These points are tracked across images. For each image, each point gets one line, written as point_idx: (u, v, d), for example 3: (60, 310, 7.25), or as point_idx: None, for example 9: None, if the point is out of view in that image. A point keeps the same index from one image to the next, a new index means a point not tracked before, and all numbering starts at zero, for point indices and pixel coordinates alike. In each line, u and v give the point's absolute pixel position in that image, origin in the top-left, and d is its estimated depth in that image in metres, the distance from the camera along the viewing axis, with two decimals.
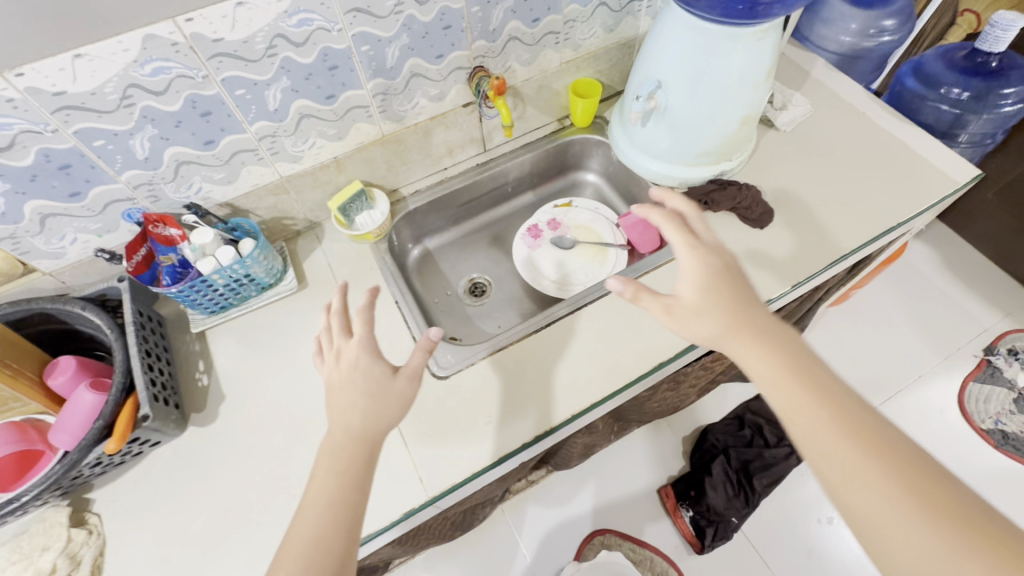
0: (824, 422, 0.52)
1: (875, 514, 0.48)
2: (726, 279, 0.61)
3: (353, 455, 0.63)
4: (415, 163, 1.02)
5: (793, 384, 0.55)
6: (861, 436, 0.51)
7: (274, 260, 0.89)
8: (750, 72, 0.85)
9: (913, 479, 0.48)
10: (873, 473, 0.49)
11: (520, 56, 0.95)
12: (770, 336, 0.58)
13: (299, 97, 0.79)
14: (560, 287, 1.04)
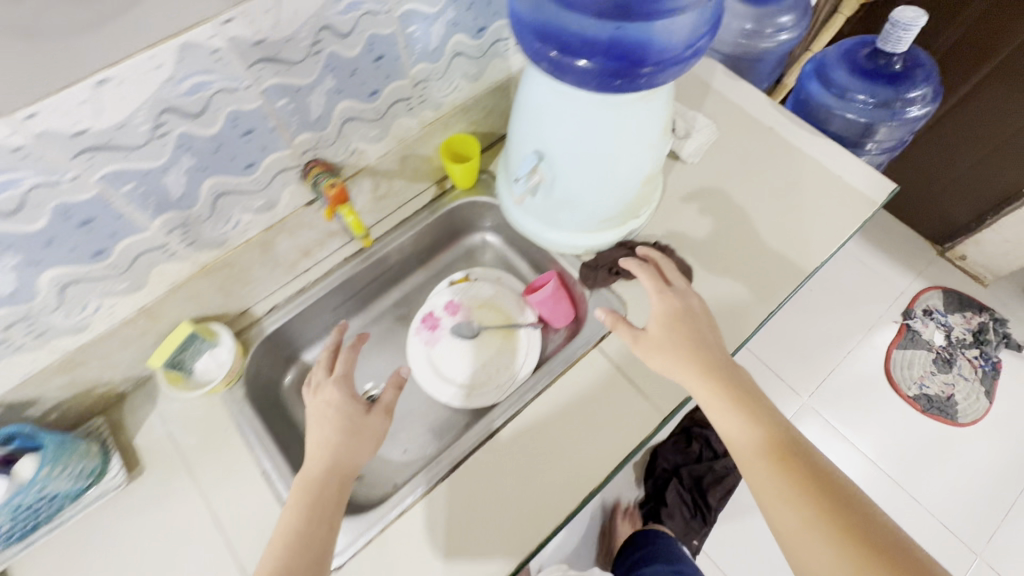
0: (750, 434, 0.61)
1: (783, 507, 0.56)
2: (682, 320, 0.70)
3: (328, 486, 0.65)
4: (262, 278, 0.81)
5: (729, 393, 0.64)
6: (787, 453, 0.59)
7: (81, 459, 0.67)
8: (642, 134, 0.70)
9: (816, 482, 0.56)
10: (778, 477, 0.57)
11: (366, 134, 0.75)
12: (723, 378, 0.65)
13: (48, 268, 0.56)
14: (470, 391, 0.88)
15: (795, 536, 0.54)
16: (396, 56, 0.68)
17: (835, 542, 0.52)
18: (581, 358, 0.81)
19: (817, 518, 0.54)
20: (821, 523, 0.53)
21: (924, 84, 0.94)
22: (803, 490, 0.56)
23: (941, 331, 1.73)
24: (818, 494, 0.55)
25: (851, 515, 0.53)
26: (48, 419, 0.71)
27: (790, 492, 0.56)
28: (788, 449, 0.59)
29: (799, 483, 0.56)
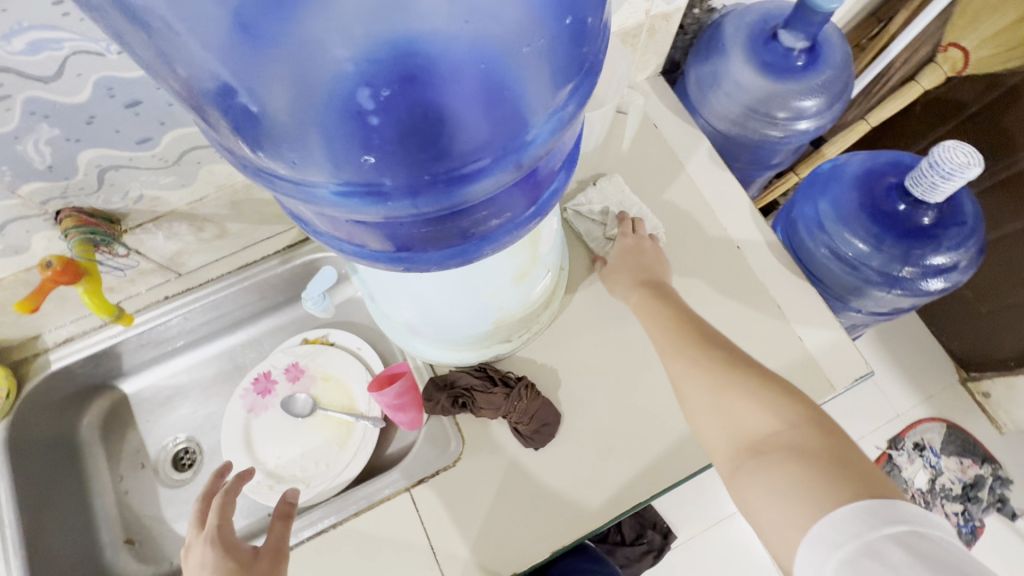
0: (675, 335, 0.58)
1: (693, 377, 0.54)
2: (644, 259, 0.69)
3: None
4: (45, 310, 0.69)
5: (663, 302, 0.62)
6: (705, 341, 0.56)
7: None
8: (471, 286, 0.52)
9: (730, 360, 0.53)
10: (692, 357, 0.55)
11: (155, 182, 0.58)
12: (664, 300, 0.63)
13: None
14: (275, 483, 0.75)
15: (698, 410, 0.52)
16: (167, 105, 0.50)
17: (733, 405, 0.49)
18: (387, 497, 0.66)
19: (720, 396, 0.51)
20: (720, 386, 0.51)
21: (952, 250, 0.68)
22: (718, 364, 0.53)
23: (927, 474, 1.23)
24: (727, 367, 0.52)
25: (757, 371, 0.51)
26: None
27: (700, 369, 0.53)
28: (708, 345, 0.56)
29: (713, 364, 0.53)
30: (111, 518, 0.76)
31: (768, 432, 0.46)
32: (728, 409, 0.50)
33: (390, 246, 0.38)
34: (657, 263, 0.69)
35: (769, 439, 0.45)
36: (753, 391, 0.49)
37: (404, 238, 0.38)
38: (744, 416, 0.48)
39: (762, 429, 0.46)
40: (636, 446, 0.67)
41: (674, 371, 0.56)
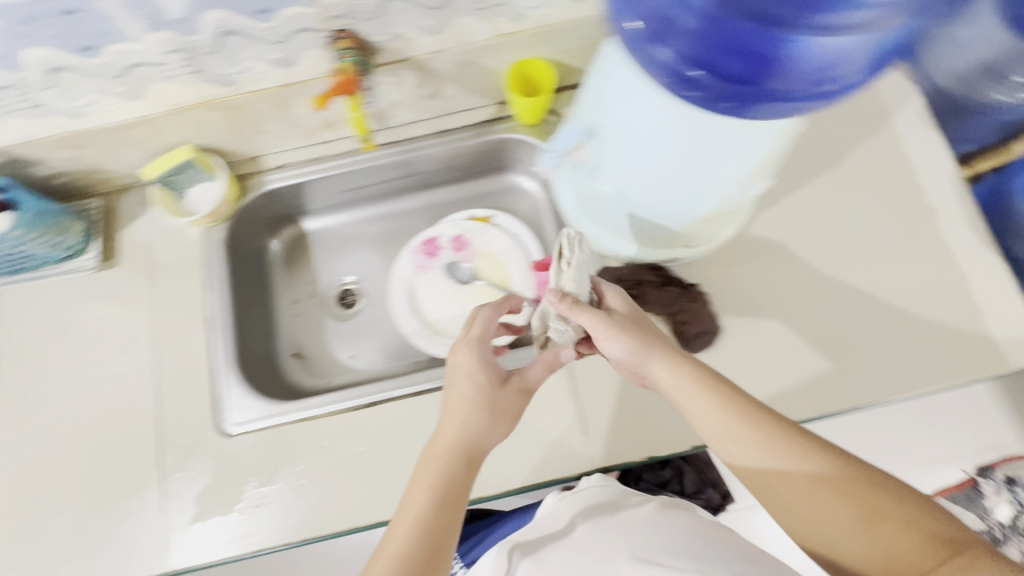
0: (720, 415, 0.52)
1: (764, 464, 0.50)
2: (634, 327, 0.58)
3: (423, 498, 0.51)
4: (276, 133, 0.76)
5: (701, 389, 0.53)
6: (730, 395, 0.53)
7: (60, 232, 0.71)
8: (716, 167, 0.54)
9: (785, 439, 0.50)
10: (757, 441, 0.50)
11: (417, 22, 0.62)
12: (657, 350, 0.56)
13: (32, 44, 0.53)
14: (431, 334, 0.83)
15: (790, 516, 0.49)
16: None
17: (844, 513, 0.46)
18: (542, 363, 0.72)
19: (813, 488, 0.48)
20: (807, 473, 0.48)
21: None
22: (795, 449, 0.49)
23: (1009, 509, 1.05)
24: (797, 452, 0.49)
25: (806, 440, 0.50)
26: (53, 182, 0.75)
27: (770, 450, 0.50)
28: (769, 447, 0.50)
29: (780, 437, 0.50)
30: (284, 332, 0.86)
31: (898, 547, 0.44)
32: (827, 511, 0.47)
33: (689, 64, 0.43)
34: (648, 326, 0.59)
35: (908, 557, 0.44)
36: (848, 489, 0.47)
37: (706, 62, 0.42)
38: (853, 516, 0.46)
39: (896, 545, 0.44)
40: (789, 374, 0.68)
41: (741, 468, 0.52)
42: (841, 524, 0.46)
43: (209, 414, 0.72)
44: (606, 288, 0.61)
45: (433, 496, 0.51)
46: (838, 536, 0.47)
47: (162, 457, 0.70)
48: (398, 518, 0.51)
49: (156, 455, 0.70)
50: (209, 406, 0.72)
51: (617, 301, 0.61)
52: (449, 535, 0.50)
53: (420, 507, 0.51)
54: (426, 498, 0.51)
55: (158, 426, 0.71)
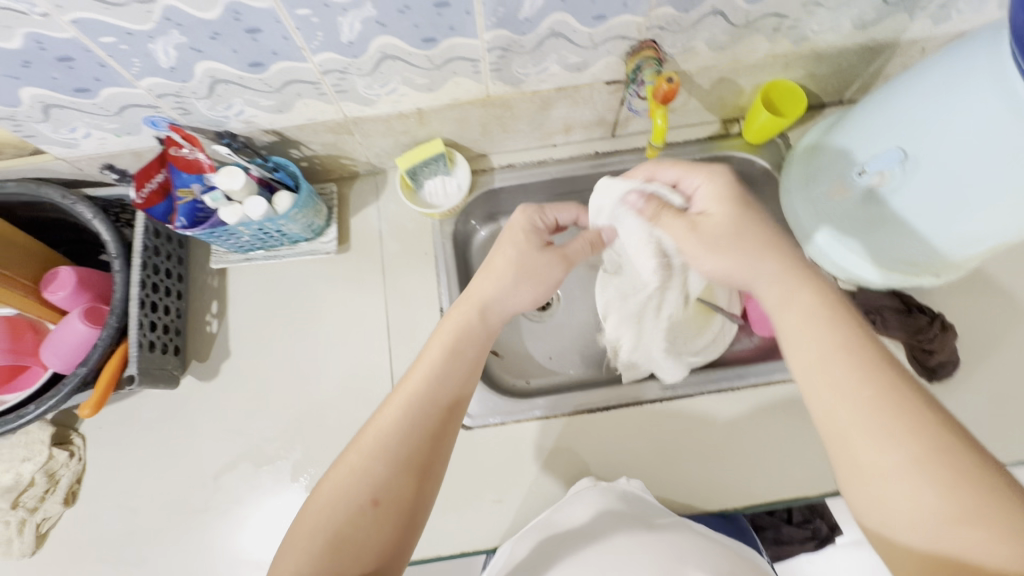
0: (834, 369, 0.42)
1: (870, 454, 0.40)
2: (735, 241, 0.50)
3: (432, 409, 0.52)
4: (518, 133, 0.77)
5: (861, 350, 0.42)
6: (861, 355, 0.42)
7: (316, 216, 0.73)
8: None
9: (901, 416, 0.39)
10: (872, 421, 0.40)
11: (715, 38, 0.64)
12: (757, 265, 0.49)
13: (385, 33, 0.54)
14: None
15: (871, 510, 0.40)
16: None
17: (936, 514, 0.37)
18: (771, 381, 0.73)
19: (929, 504, 0.37)
20: (911, 471, 0.38)
21: None
22: (902, 424, 0.39)
23: None
24: (917, 449, 0.38)
25: (935, 432, 0.39)
26: (300, 165, 0.77)
27: (884, 435, 0.39)
28: (904, 426, 0.39)
29: (892, 415, 0.39)
30: None
31: (967, 549, 0.36)
32: (934, 519, 0.37)
33: None
34: (749, 236, 0.50)
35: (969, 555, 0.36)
36: (977, 511, 0.36)
37: None
38: (932, 487, 0.37)
39: (958, 540, 0.36)
40: None
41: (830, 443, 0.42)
42: (918, 517, 0.38)
43: None
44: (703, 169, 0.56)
45: (422, 391, 0.53)
46: (900, 520, 0.38)
47: None
48: (385, 408, 0.52)
49: None
50: None
51: (708, 197, 0.54)
52: (426, 454, 0.51)
53: (402, 398, 0.52)
54: (417, 396, 0.52)
55: None
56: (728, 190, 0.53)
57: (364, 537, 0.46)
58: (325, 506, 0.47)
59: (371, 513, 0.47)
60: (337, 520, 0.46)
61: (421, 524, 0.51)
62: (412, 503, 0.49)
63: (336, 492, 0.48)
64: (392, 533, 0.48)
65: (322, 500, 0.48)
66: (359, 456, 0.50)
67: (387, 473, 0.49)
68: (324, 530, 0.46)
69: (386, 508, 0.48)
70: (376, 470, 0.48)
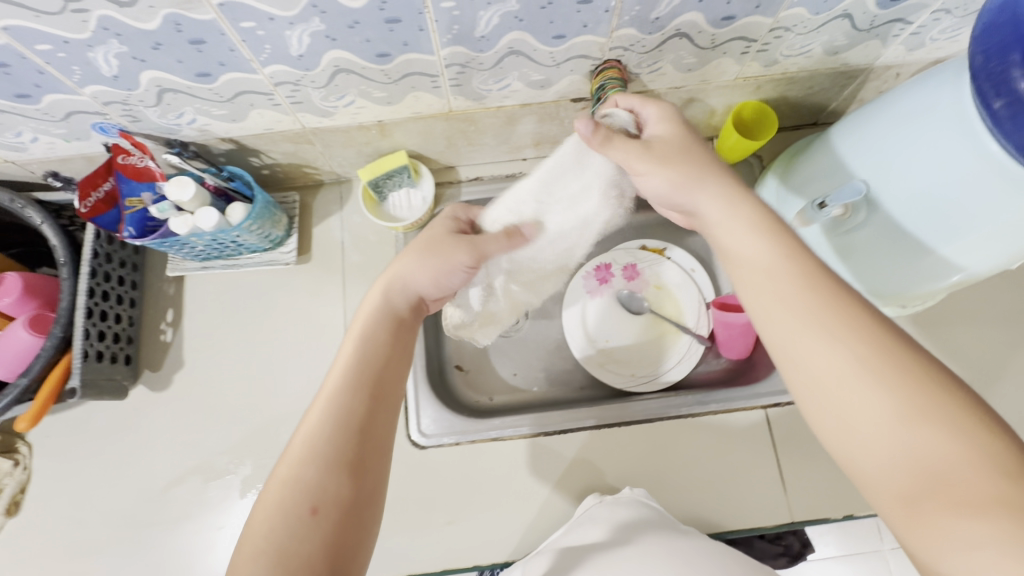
0: (780, 282, 0.42)
1: (820, 364, 0.38)
2: (683, 158, 0.50)
3: (361, 395, 0.48)
4: (485, 147, 0.76)
5: (798, 260, 0.42)
6: (793, 265, 0.42)
7: (274, 227, 0.72)
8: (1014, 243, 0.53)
9: (844, 320, 0.38)
10: (813, 330, 0.39)
11: (681, 59, 0.62)
12: (700, 175, 0.49)
13: (336, 47, 0.53)
14: (605, 361, 0.82)
15: (835, 434, 0.37)
16: None
17: (887, 414, 0.34)
18: (734, 410, 0.72)
19: (881, 406, 0.35)
20: (862, 373, 0.36)
21: None
22: (842, 327, 0.38)
23: None
24: (865, 350, 0.36)
25: (880, 334, 0.37)
26: (261, 172, 0.75)
27: (824, 339, 0.38)
28: (845, 328, 0.38)
29: (831, 322, 0.38)
30: (450, 342, 0.85)
31: (928, 454, 0.32)
32: (886, 425, 0.34)
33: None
34: (696, 154, 0.51)
35: (930, 458, 0.32)
36: (929, 405, 0.33)
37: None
38: (882, 388, 0.35)
39: (916, 443, 0.33)
40: None
41: (787, 366, 0.40)
42: (875, 424, 0.35)
43: None
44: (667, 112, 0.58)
45: (352, 375, 0.49)
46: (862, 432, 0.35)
47: None
48: (314, 405, 0.47)
49: None
50: None
51: (656, 120, 0.54)
52: (367, 444, 0.46)
53: (328, 392, 0.48)
54: (346, 380, 0.48)
55: None
56: (677, 121, 0.53)
57: (310, 539, 0.40)
58: (266, 513, 0.41)
59: (316, 515, 0.41)
60: (275, 523, 0.40)
61: (375, 529, 0.45)
62: (357, 493, 0.43)
63: (274, 496, 0.42)
64: (343, 531, 0.42)
65: (263, 503, 0.42)
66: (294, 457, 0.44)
67: (325, 466, 0.43)
68: (269, 546, 0.39)
69: (326, 514, 0.41)
70: (311, 466, 0.43)
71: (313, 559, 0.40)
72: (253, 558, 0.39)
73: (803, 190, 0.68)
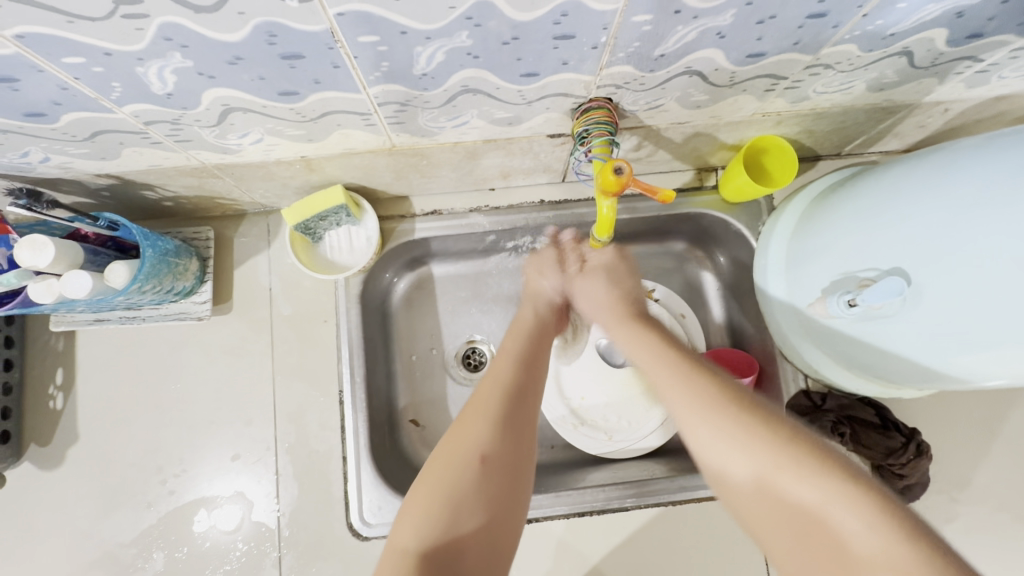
0: (668, 383, 0.43)
1: (720, 460, 0.38)
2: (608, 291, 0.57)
3: (529, 388, 0.47)
4: (442, 179, 0.62)
5: (686, 366, 0.44)
6: (678, 367, 0.44)
7: (178, 279, 0.58)
8: None
9: (721, 400, 0.40)
10: (694, 408, 0.40)
11: (689, 97, 0.48)
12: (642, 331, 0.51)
13: (218, 86, 0.38)
14: (578, 423, 0.72)
15: (742, 513, 0.37)
16: (831, 27, 0.40)
17: (763, 477, 0.36)
18: (720, 496, 0.64)
19: (763, 477, 0.36)
20: (741, 453, 0.37)
21: None
22: (734, 426, 0.38)
23: None
24: (745, 426, 0.38)
25: (753, 412, 0.39)
26: (163, 204, 0.61)
27: (705, 420, 0.39)
28: (744, 429, 0.38)
29: (708, 405, 0.40)
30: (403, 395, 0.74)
31: (823, 524, 0.33)
32: (773, 497, 0.35)
33: None
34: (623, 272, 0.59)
35: (822, 521, 0.33)
36: (812, 472, 0.34)
37: None
38: (785, 486, 0.35)
39: (809, 508, 0.33)
40: (1000, 548, 0.61)
41: (687, 447, 0.41)
42: (760, 494, 0.36)
43: (340, 508, 0.61)
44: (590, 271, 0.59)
45: (521, 356, 0.49)
46: (761, 501, 0.36)
47: (281, 556, 0.59)
48: (487, 377, 0.47)
49: (274, 553, 0.59)
50: (339, 500, 0.61)
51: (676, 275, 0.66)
52: (529, 415, 0.45)
53: (497, 371, 0.47)
54: (515, 361, 0.49)
55: (278, 516, 0.60)
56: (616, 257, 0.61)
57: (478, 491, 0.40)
58: (438, 469, 0.41)
59: (480, 472, 0.41)
60: (444, 473, 0.40)
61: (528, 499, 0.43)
62: (517, 455, 0.42)
63: (435, 466, 0.41)
64: (503, 490, 0.41)
65: (432, 457, 0.42)
66: (468, 418, 0.44)
67: (497, 431, 0.42)
68: (427, 524, 0.39)
69: (491, 466, 0.41)
70: (480, 426, 0.43)
71: (475, 509, 0.40)
72: (417, 523, 0.39)
73: (827, 250, 0.55)
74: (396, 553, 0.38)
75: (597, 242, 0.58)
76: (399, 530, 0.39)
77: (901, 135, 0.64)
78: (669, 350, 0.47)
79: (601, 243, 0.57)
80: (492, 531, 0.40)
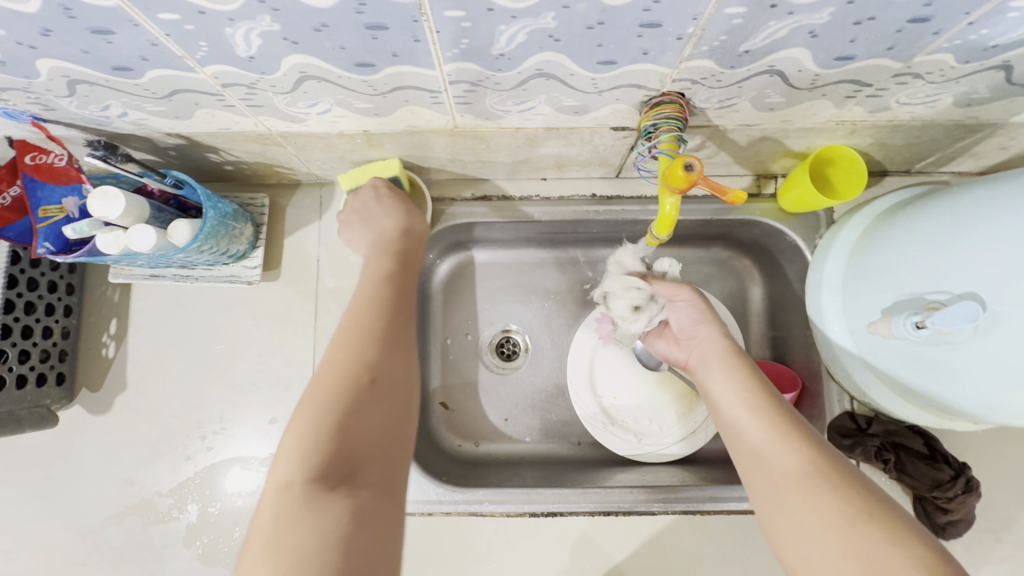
0: (758, 423, 0.46)
1: (799, 505, 0.40)
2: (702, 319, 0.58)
3: (376, 318, 0.47)
4: (496, 163, 0.62)
5: (779, 411, 0.46)
6: (765, 406, 0.46)
7: (232, 242, 0.59)
8: None
9: (815, 452, 0.42)
10: (784, 449, 0.43)
11: (764, 98, 0.47)
12: (718, 358, 0.53)
13: (300, 52, 0.39)
14: (609, 423, 0.71)
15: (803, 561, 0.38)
16: (931, 34, 0.38)
17: (846, 528, 0.37)
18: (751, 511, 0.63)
19: (846, 526, 0.37)
20: (829, 505, 0.39)
21: None
22: (828, 474, 0.40)
23: None
24: (837, 479, 0.40)
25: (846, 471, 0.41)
26: (224, 168, 0.62)
27: (795, 464, 0.42)
28: (841, 482, 0.39)
29: (796, 450, 0.42)
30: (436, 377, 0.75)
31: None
32: (850, 547, 0.36)
33: None
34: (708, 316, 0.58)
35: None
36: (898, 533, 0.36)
37: None
38: (862, 542, 0.36)
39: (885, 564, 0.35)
40: None
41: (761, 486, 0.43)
42: (836, 545, 0.37)
43: None
44: (678, 286, 0.60)
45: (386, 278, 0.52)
46: (829, 550, 0.37)
47: None
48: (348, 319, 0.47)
49: None
50: None
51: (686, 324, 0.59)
52: (406, 336, 0.47)
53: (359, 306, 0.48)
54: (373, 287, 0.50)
55: None
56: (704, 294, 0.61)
57: (362, 410, 0.40)
58: (321, 395, 0.40)
59: (369, 390, 0.41)
60: (332, 395, 0.40)
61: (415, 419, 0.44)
62: (403, 376, 0.43)
63: (321, 389, 0.41)
64: (393, 407, 0.42)
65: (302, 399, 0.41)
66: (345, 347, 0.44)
67: (379, 353, 0.44)
68: (310, 448, 0.38)
69: (382, 384, 0.42)
70: (364, 352, 0.43)
71: (367, 430, 0.39)
72: (302, 440, 0.38)
73: (894, 269, 0.53)
74: (280, 488, 0.36)
75: (654, 238, 0.57)
76: (278, 467, 0.38)
77: (978, 156, 0.61)
78: (759, 387, 0.48)
79: (658, 241, 0.57)
80: (383, 459, 0.39)
